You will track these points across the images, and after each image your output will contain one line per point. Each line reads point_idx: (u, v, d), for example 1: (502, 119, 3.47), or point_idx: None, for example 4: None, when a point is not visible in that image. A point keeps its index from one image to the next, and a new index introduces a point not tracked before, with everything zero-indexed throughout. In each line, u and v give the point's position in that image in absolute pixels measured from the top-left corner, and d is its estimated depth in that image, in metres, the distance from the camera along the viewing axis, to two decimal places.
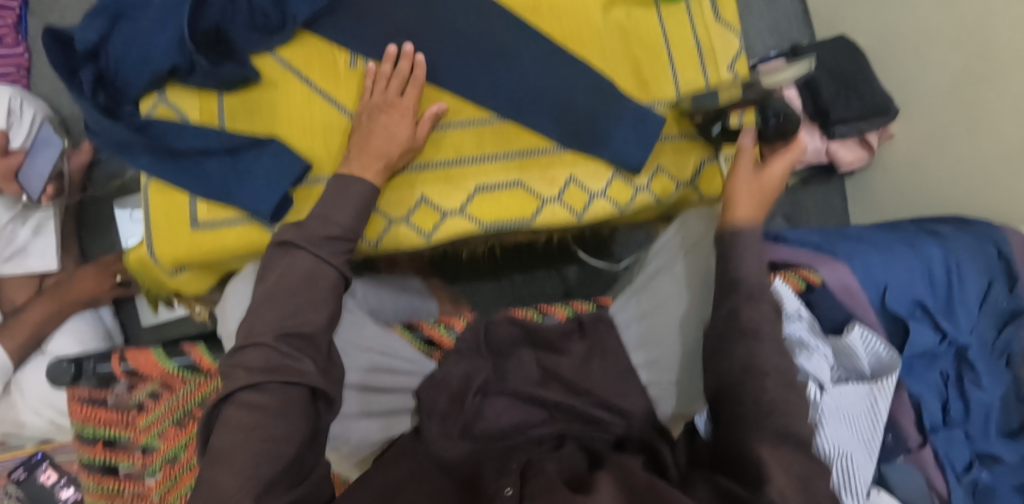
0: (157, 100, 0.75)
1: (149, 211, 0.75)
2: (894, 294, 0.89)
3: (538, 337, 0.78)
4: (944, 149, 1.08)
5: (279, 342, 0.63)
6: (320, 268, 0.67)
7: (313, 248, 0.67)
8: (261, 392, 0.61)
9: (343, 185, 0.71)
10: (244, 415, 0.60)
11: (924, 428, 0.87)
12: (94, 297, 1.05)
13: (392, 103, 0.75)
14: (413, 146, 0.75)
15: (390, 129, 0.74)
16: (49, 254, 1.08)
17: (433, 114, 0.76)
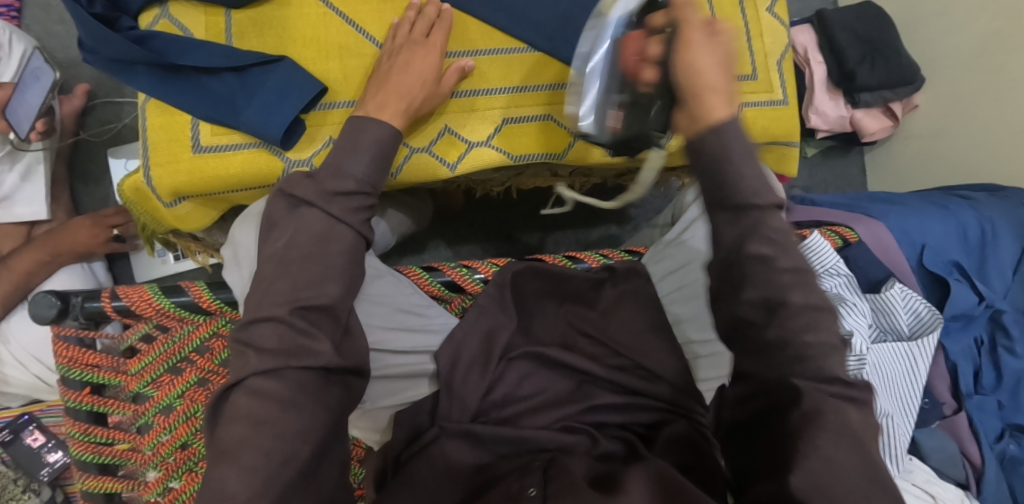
0: (160, 15, 0.70)
1: (145, 133, 0.68)
2: (931, 256, 0.85)
3: (567, 290, 0.75)
4: (969, 115, 1.04)
5: (292, 314, 0.59)
6: (334, 229, 0.61)
7: (326, 208, 0.62)
8: (273, 378, 0.57)
9: (358, 128, 0.65)
10: (255, 404, 0.56)
11: (959, 393, 0.83)
12: (88, 249, 0.97)
13: (419, 43, 0.70)
14: (438, 89, 0.70)
15: (413, 65, 0.68)
16: (39, 199, 0.96)
17: (460, 67, 0.71)
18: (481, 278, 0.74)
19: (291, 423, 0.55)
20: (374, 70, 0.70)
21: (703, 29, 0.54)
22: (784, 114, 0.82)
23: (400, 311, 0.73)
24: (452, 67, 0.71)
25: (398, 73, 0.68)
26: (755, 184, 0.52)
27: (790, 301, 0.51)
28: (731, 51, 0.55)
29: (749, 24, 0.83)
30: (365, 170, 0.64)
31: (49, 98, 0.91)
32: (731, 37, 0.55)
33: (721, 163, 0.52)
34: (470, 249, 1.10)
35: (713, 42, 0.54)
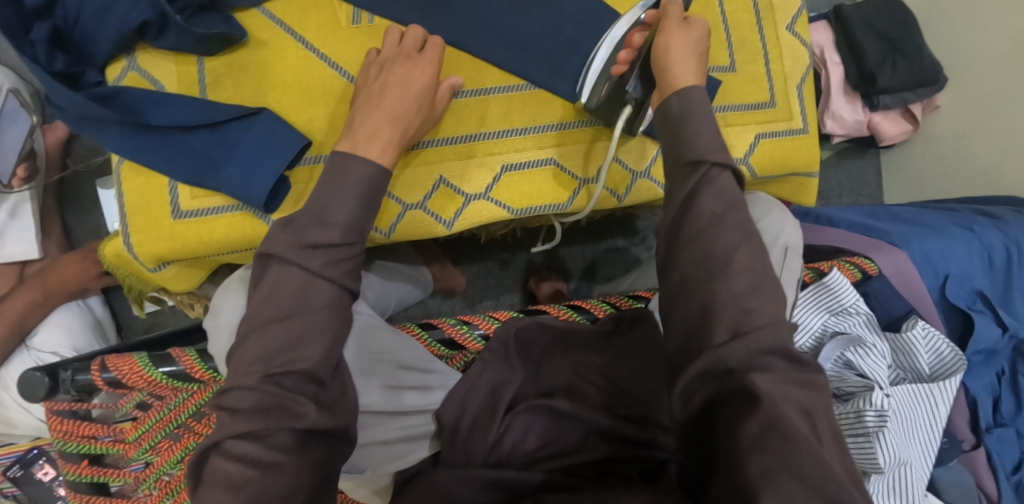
0: (126, 67, 0.64)
1: (121, 198, 0.64)
2: (954, 286, 0.82)
3: (573, 339, 0.71)
4: (994, 119, 0.99)
5: (266, 381, 0.55)
6: (313, 284, 0.57)
7: (304, 264, 0.57)
8: (253, 440, 0.54)
9: (342, 167, 0.60)
10: (233, 467, 0.53)
11: (977, 427, 0.79)
12: (81, 285, 0.93)
13: (411, 56, 0.65)
14: (432, 115, 0.65)
15: (408, 83, 0.63)
16: (28, 239, 0.91)
17: (452, 84, 0.66)
18: (481, 334, 0.69)
19: (269, 485, 0.53)
20: (361, 85, 0.65)
21: (680, 21, 0.62)
22: (804, 143, 0.78)
23: (399, 368, 0.67)
24: (442, 83, 0.66)
25: (395, 95, 0.62)
26: (707, 145, 0.55)
27: (736, 261, 0.51)
28: (702, 45, 0.61)
29: (766, 46, 0.79)
30: (351, 215, 0.59)
31: (30, 139, 0.87)
32: (703, 32, 0.62)
33: (681, 119, 0.57)
34: (476, 269, 1.05)
35: (686, 32, 0.61)
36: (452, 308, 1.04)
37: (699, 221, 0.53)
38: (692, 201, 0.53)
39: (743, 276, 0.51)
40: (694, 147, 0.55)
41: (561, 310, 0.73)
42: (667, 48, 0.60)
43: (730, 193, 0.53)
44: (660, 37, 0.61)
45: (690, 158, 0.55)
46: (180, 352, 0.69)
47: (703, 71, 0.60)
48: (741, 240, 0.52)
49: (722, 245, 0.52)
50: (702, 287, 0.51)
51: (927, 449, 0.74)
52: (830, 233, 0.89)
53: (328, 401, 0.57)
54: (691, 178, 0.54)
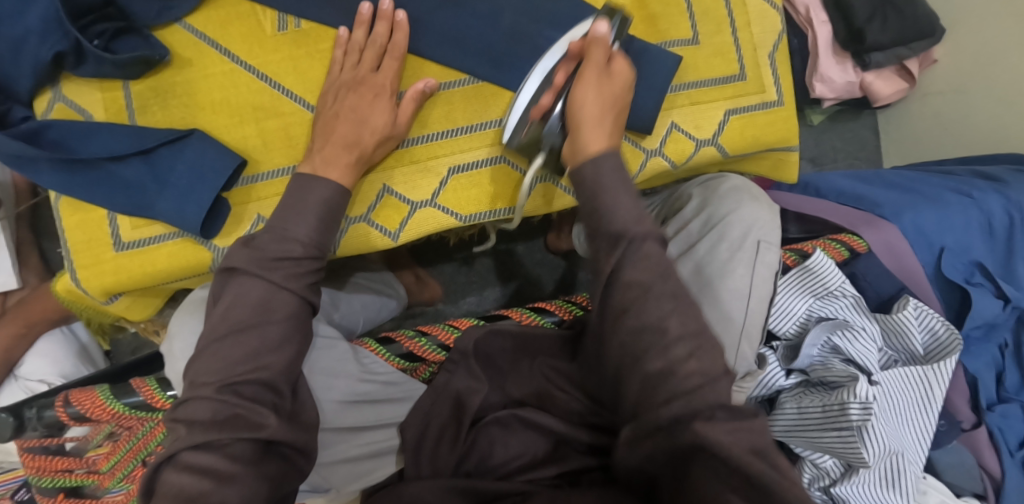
0: (53, 99, 0.63)
1: (63, 234, 0.63)
2: (951, 259, 0.77)
3: (536, 347, 0.68)
4: (996, 69, 0.93)
5: (224, 392, 0.53)
6: (277, 297, 0.56)
7: (266, 276, 0.56)
8: (208, 451, 0.51)
9: (304, 189, 0.59)
10: (185, 481, 0.50)
11: (978, 406, 0.75)
12: (63, 313, 0.91)
13: (364, 80, 0.63)
14: (394, 134, 0.63)
15: (359, 112, 0.61)
16: (5, 268, 0.89)
17: (419, 92, 0.63)
18: (440, 345, 0.66)
19: (226, 498, 0.50)
20: (318, 112, 0.63)
21: (601, 71, 0.60)
22: (780, 116, 0.73)
23: (361, 381, 0.63)
24: (407, 93, 0.63)
25: (345, 121, 0.61)
26: (628, 218, 0.53)
27: (668, 330, 0.51)
28: (619, 102, 0.60)
29: (734, 14, 0.73)
30: (313, 232, 0.59)
31: None
32: (624, 83, 0.61)
33: (598, 189, 0.55)
34: (454, 268, 1.03)
35: (607, 83, 0.60)
36: (433, 307, 1.02)
37: (626, 292, 0.52)
38: (618, 274, 0.52)
39: (680, 343, 0.50)
40: (617, 220, 0.53)
41: (522, 313, 0.70)
42: (585, 103, 0.58)
43: (659, 261, 0.52)
44: (580, 87, 0.59)
45: (611, 233, 0.53)
46: (141, 382, 0.67)
47: (618, 135, 0.59)
48: (671, 308, 0.51)
49: (653, 318, 0.51)
50: None
51: (921, 435, 0.70)
52: (813, 200, 0.83)
53: (288, 411, 0.55)
54: (613, 253, 0.52)
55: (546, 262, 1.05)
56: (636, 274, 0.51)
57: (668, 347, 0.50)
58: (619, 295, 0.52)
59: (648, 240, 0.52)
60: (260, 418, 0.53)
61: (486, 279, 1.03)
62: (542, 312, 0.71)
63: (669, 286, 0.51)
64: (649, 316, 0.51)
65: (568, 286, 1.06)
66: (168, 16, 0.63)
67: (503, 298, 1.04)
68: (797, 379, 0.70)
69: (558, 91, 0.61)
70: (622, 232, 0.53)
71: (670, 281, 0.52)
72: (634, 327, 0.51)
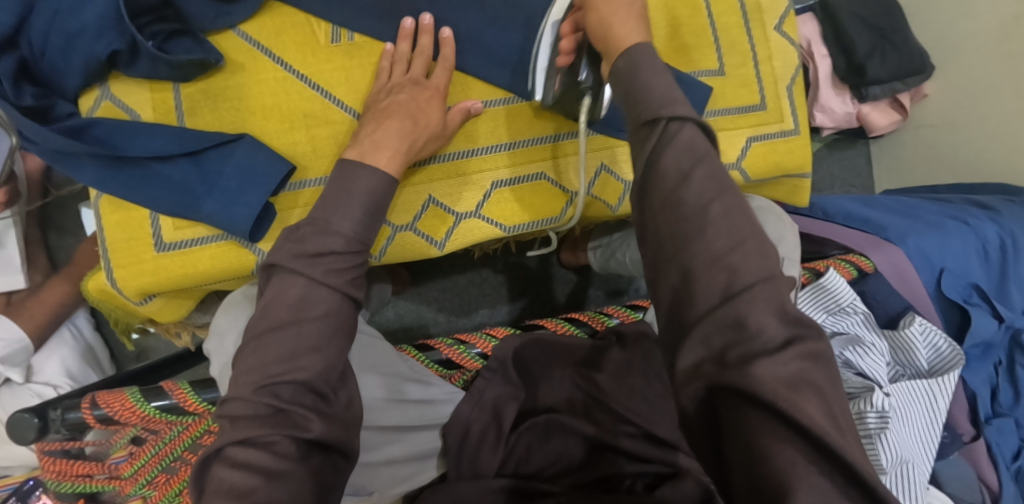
0: (99, 96, 0.63)
1: (101, 232, 0.63)
2: (950, 280, 0.82)
3: (571, 354, 0.70)
4: (987, 105, 1.01)
5: (262, 393, 0.51)
6: (314, 293, 0.54)
7: (305, 272, 0.54)
8: (255, 448, 0.50)
9: (349, 177, 0.58)
10: (235, 477, 0.49)
11: (976, 419, 0.80)
12: None
13: (417, 83, 0.65)
14: (441, 135, 0.65)
15: (413, 108, 0.63)
16: (14, 266, 0.87)
17: (466, 108, 0.66)
18: (479, 353, 0.68)
19: (273, 495, 0.49)
20: (367, 111, 0.64)
21: None
22: (797, 144, 0.77)
23: (406, 380, 0.64)
24: (453, 108, 0.66)
25: (397, 117, 0.62)
26: (661, 99, 0.53)
27: (712, 221, 0.48)
28: (637, 6, 0.60)
29: (756, 48, 0.77)
30: (357, 226, 0.57)
31: (11, 163, 0.82)
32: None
33: (632, 82, 0.55)
34: (469, 279, 1.04)
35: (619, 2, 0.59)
36: (446, 319, 1.04)
37: (665, 183, 0.50)
38: (654, 163, 0.51)
39: (722, 238, 0.48)
40: (651, 105, 0.53)
41: (557, 323, 0.73)
42: (606, 18, 0.59)
43: (695, 148, 0.51)
44: (594, 15, 0.60)
45: (647, 115, 0.52)
46: (171, 384, 0.65)
47: (646, 31, 0.59)
48: (714, 195, 0.49)
49: (693, 202, 0.49)
50: (677, 206, 0.49)
51: (927, 446, 0.73)
52: (823, 226, 0.87)
53: (332, 414, 0.54)
54: (652, 136, 0.52)
55: (556, 277, 1.07)
56: (712, 243, 0.48)
57: (715, 240, 0.48)
58: (658, 187, 0.50)
59: (690, 122, 0.52)
60: (301, 419, 0.52)
61: (494, 290, 1.05)
62: (576, 324, 0.73)
63: (707, 171, 0.50)
64: (692, 197, 0.49)
65: (578, 302, 1.08)
66: (222, 23, 0.64)
67: (515, 311, 1.06)
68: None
69: (573, 36, 0.64)
70: (658, 111, 0.52)
71: (709, 163, 0.50)
72: (676, 218, 0.49)
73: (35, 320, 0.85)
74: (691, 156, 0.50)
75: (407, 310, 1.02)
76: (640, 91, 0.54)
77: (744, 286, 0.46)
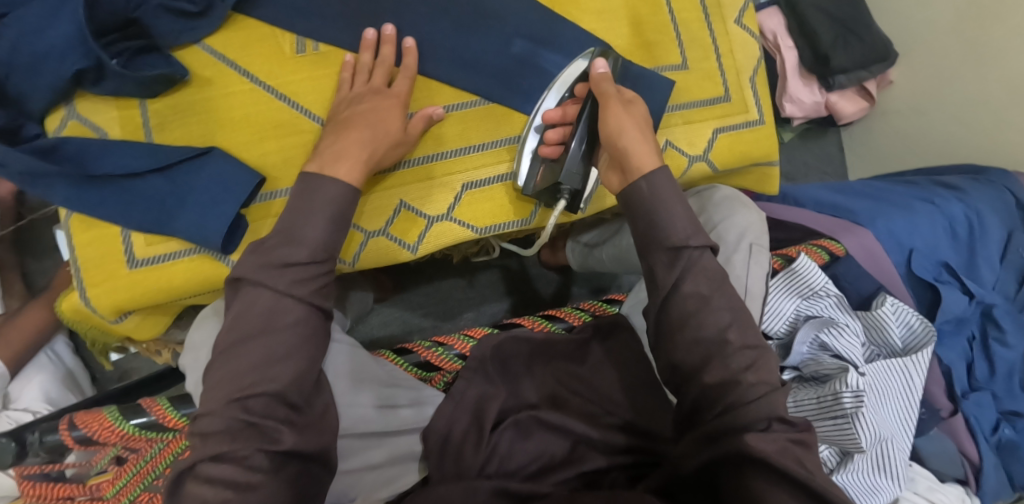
0: (66, 116, 0.63)
1: (74, 252, 0.63)
2: (920, 260, 0.83)
3: (551, 350, 0.71)
4: (951, 89, 1.03)
5: (232, 406, 0.52)
6: (281, 304, 0.55)
7: (270, 284, 0.55)
8: (225, 462, 0.50)
9: (309, 188, 0.59)
10: (207, 492, 0.50)
11: (953, 395, 0.81)
12: None
13: (380, 91, 0.65)
14: (406, 141, 0.65)
15: (377, 114, 0.63)
16: None
17: (429, 115, 0.67)
18: (457, 354, 0.69)
19: None
20: (330, 119, 0.65)
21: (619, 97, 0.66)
22: (762, 133, 0.78)
23: (384, 386, 0.65)
24: (418, 114, 0.67)
25: (359, 126, 0.62)
26: (685, 230, 0.62)
27: (729, 340, 0.59)
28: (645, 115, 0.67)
29: (717, 41, 0.79)
30: (321, 234, 0.58)
31: None
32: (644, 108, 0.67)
33: (655, 208, 0.62)
34: (451, 284, 1.05)
35: (631, 113, 0.66)
36: (431, 324, 1.04)
37: (685, 305, 0.60)
38: (677, 289, 0.60)
39: (740, 354, 0.59)
40: (673, 236, 0.61)
41: (534, 321, 0.74)
42: (619, 125, 0.64)
43: (712, 273, 0.61)
44: (608, 115, 0.65)
45: (670, 248, 0.61)
46: (151, 401, 0.66)
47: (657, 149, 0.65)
48: (729, 322, 0.60)
49: (711, 324, 0.60)
50: (693, 329, 0.60)
51: (905, 423, 0.74)
52: (795, 213, 0.88)
53: (303, 423, 0.54)
54: (676, 265, 0.61)
55: (537, 278, 1.08)
56: (730, 363, 0.58)
57: (732, 357, 0.58)
58: (678, 309, 0.60)
59: (707, 251, 0.62)
60: (273, 431, 0.52)
61: (476, 294, 1.06)
62: (554, 320, 0.75)
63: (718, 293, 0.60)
64: (711, 324, 0.59)
65: (560, 299, 1.09)
66: (188, 38, 0.64)
67: (501, 312, 1.07)
68: (790, 375, 0.75)
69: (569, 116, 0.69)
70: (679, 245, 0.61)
71: (723, 289, 0.61)
72: (700, 347, 0.59)
73: (14, 347, 0.85)
74: (710, 283, 0.61)
75: (391, 317, 1.02)
76: (662, 226, 0.62)
77: (758, 395, 0.57)
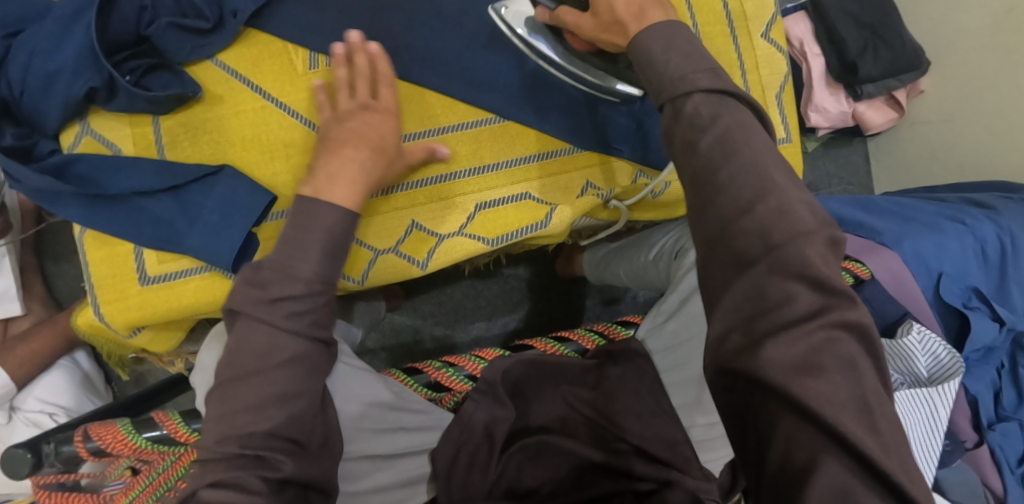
0: (80, 132, 0.63)
1: (87, 269, 0.63)
2: (949, 285, 0.80)
3: (560, 372, 0.70)
4: (983, 101, 0.99)
5: (227, 443, 0.51)
6: (277, 339, 0.54)
7: (268, 319, 0.54)
8: (224, 489, 0.50)
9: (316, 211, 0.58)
10: None
11: (979, 425, 0.78)
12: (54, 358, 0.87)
13: (370, 106, 0.63)
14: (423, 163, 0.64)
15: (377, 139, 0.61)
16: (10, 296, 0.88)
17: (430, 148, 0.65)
18: (468, 376, 0.69)
19: None
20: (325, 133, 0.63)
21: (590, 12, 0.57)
22: (788, 152, 0.76)
23: (393, 408, 0.64)
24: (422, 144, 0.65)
25: (367, 147, 0.61)
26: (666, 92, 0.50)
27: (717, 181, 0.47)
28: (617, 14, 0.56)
29: (742, 57, 0.76)
30: (316, 266, 0.56)
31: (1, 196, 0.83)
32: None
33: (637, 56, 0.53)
34: (464, 292, 1.04)
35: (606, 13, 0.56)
36: (443, 333, 1.03)
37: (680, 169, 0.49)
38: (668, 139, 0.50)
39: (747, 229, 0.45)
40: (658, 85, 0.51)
41: (546, 344, 0.73)
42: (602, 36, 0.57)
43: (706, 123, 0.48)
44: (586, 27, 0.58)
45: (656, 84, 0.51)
46: (163, 416, 0.65)
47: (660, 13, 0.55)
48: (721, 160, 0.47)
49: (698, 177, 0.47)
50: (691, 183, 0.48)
51: (928, 454, 0.71)
52: None
53: (305, 453, 0.54)
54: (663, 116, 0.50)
55: (552, 288, 1.07)
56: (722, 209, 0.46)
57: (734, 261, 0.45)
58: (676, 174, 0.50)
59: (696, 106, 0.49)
60: (273, 460, 0.52)
61: (489, 302, 1.05)
62: (566, 345, 0.74)
63: (716, 130, 0.47)
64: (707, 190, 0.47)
65: (574, 310, 1.08)
66: (199, 54, 0.64)
67: (512, 323, 1.06)
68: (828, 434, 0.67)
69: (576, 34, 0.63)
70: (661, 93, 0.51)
71: (718, 135, 0.47)
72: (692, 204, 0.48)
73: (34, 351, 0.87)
74: (698, 126, 0.48)
75: (402, 326, 1.02)
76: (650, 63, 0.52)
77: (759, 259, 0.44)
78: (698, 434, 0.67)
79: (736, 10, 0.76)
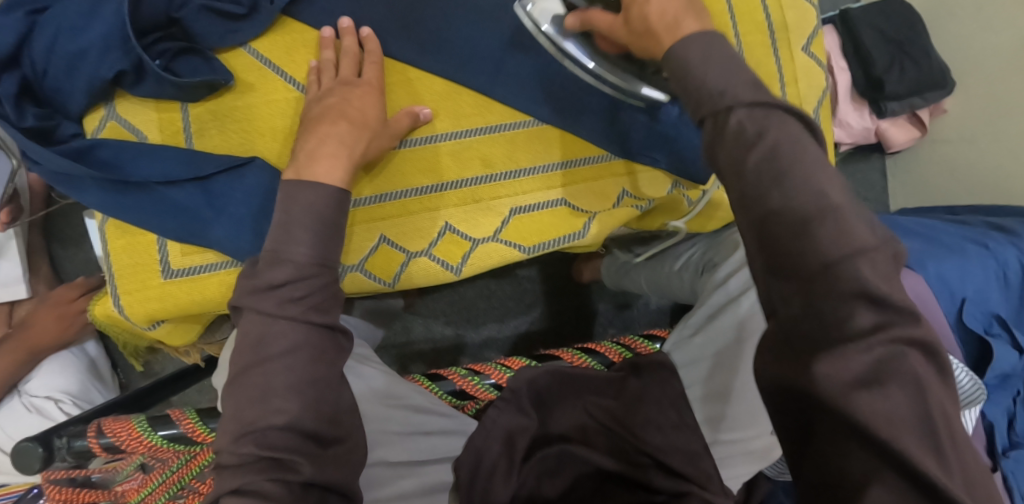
0: (105, 116, 0.61)
1: (108, 257, 0.61)
2: (971, 310, 0.80)
3: (579, 384, 0.67)
4: (1005, 124, 0.99)
5: (245, 442, 0.50)
6: (273, 328, 0.52)
7: (258, 307, 0.52)
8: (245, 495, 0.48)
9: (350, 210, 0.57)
10: None
11: (993, 451, 0.78)
12: (60, 340, 0.85)
13: (350, 82, 0.61)
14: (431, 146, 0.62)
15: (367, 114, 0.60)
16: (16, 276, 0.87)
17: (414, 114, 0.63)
18: (493, 384, 0.67)
19: None
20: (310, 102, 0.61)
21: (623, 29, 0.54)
22: None
23: (417, 413, 0.64)
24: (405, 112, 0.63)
25: None
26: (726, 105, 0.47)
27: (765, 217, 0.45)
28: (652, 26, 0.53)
29: (782, 69, 0.75)
30: (310, 249, 0.54)
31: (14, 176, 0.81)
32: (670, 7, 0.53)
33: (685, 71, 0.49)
34: (477, 292, 1.03)
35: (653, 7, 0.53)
36: (454, 333, 1.02)
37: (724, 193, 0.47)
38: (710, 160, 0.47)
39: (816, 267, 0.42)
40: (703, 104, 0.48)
41: (573, 355, 0.72)
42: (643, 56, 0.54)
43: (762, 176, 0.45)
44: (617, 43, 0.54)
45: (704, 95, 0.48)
46: (180, 413, 0.63)
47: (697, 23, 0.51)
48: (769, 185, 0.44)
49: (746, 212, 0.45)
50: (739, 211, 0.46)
51: None
52: None
53: (323, 455, 0.51)
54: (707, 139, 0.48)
55: (566, 291, 1.06)
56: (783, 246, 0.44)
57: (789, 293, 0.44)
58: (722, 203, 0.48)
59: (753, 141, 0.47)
60: (292, 462, 0.50)
61: (503, 303, 1.04)
62: (594, 356, 0.72)
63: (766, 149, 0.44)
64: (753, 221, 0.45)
65: (587, 315, 1.06)
66: (232, 40, 0.61)
67: (523, 325, 1.05)
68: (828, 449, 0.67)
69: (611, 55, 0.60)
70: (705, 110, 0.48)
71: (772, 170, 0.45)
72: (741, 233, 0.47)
73: None
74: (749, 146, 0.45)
75: (414, 323, 1.01)
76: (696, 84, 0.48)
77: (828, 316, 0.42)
78: (722, 451, 0.66)
79: (779, 23, 0.75)
